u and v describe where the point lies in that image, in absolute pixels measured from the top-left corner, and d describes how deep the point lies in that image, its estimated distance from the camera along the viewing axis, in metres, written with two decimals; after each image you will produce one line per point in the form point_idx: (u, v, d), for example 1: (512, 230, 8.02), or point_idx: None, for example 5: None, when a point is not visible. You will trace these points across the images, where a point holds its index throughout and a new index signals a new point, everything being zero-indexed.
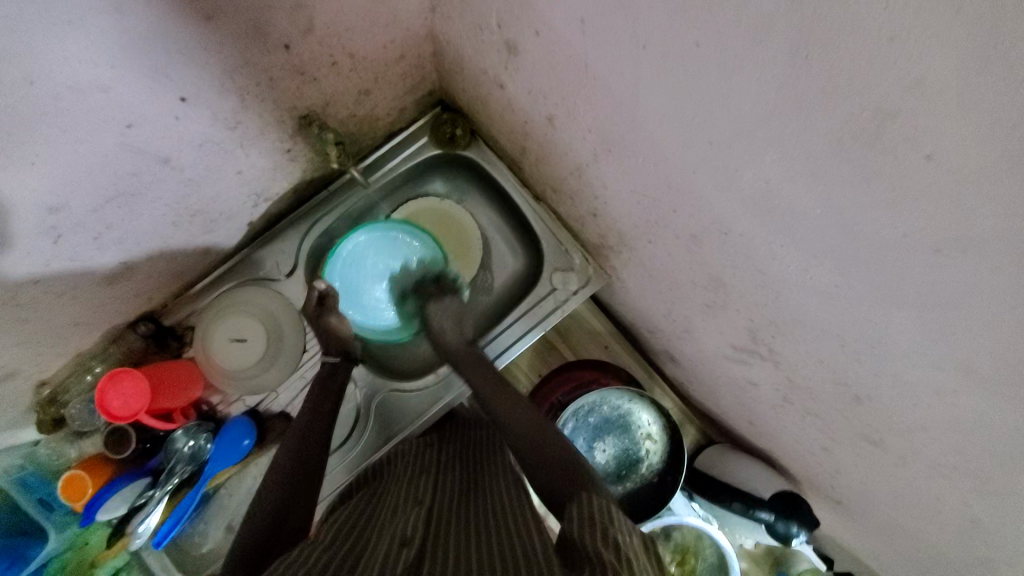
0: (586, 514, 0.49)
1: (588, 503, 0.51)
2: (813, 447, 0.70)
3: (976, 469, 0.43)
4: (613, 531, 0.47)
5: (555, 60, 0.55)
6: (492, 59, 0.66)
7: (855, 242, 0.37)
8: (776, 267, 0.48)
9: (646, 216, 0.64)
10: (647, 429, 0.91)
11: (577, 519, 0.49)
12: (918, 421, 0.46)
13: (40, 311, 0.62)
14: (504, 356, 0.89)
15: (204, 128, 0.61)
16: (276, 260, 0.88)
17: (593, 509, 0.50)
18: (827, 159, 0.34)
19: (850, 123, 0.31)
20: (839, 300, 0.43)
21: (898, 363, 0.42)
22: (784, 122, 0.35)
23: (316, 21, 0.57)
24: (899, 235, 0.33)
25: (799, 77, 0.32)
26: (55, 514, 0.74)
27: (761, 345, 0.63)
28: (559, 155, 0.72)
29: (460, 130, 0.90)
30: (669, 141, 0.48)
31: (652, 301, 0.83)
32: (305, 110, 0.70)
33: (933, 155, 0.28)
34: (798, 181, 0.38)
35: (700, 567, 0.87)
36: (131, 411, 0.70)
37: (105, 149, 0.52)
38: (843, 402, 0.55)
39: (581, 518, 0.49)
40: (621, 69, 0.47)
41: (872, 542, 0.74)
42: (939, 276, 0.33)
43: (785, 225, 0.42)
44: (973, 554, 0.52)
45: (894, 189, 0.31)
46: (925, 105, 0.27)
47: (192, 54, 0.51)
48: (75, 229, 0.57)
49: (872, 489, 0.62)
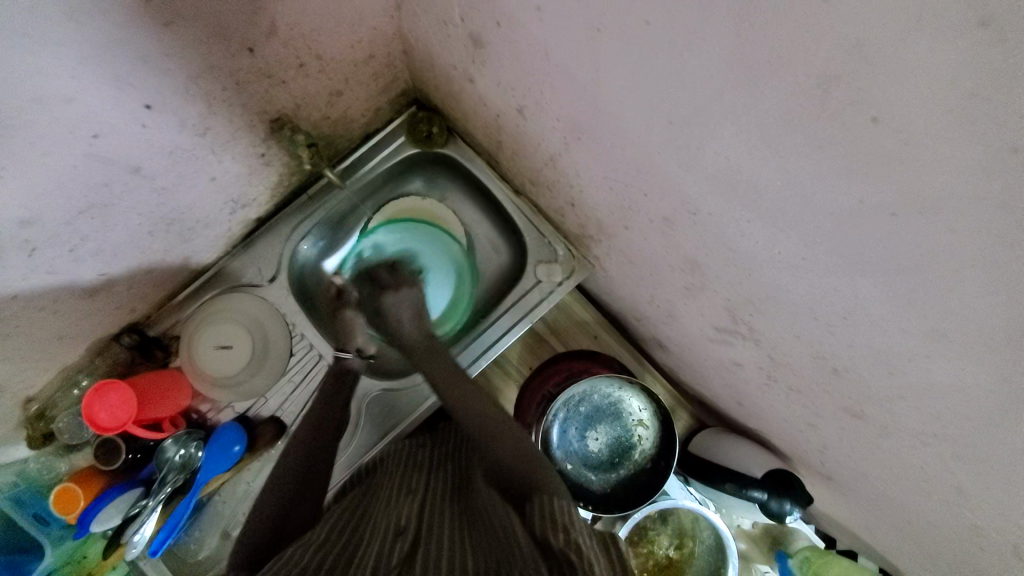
0: (546, 514, 0.47)
1: (546, 503, 0.49)
2: (800, 423, 0.70)
3: (952, 433, 0.44)
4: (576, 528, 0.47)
5: (518, 50, 0.55)
6: (459, 53, 0.66)
7: (815, 213, 0.37)
8: (745, 244, 0.48)
9: (620, 202, 0.64)
10: (638, 415, 0.91)
11: (536, 521, 0.46)
12: (893, 388, 0.46)
13: (22, 326, 0.62)
14: (493, 350, 0.89)
15: (173, 135, 0.61)
16: (258, 266, 0.89)
17: (552, 509, 0.47)
18: (781, 130, 0.34)
19: (797, 92, 0.31)
20: (807, 272, 0.43)
21: (869, 331, 0.43)
22: (737, 96, 0.35)
23: (278, 22, 0.57)
24: (854, 201, 0.34)
25: (745, 49, 0.32)
26: (52, 529, 0.75)
27: (740, 325, 0.63)
28: (533, 145, 0.72)
29: (436, 127, 0.90)
30: (633, 124, 0.48)
31: (636, 288, 0.83)
32: (277, 113, 0.70)
33: (879, 117, 0.28)
34: (756, 155, 0.38)
35: (698, 550, 0.88)
36: (118, 422, 0.70)
37: (74, 160, 0.52)
38: (823, 375, 0.55)
39: (541, 518, 0.46)
40: (580, 54, 0.47)
41: (864, 515, 0.74)
42: (895, 239, 0.33)
43: (749, 200, 0.43)
44: (956, 518, 0.52)
45: (846, 155, 0.32)
46: (864, 68, 0.27)
47: (154, 60, 0.51)
48: (49, 242, 0.57)
49: (860, 462, 0.63)
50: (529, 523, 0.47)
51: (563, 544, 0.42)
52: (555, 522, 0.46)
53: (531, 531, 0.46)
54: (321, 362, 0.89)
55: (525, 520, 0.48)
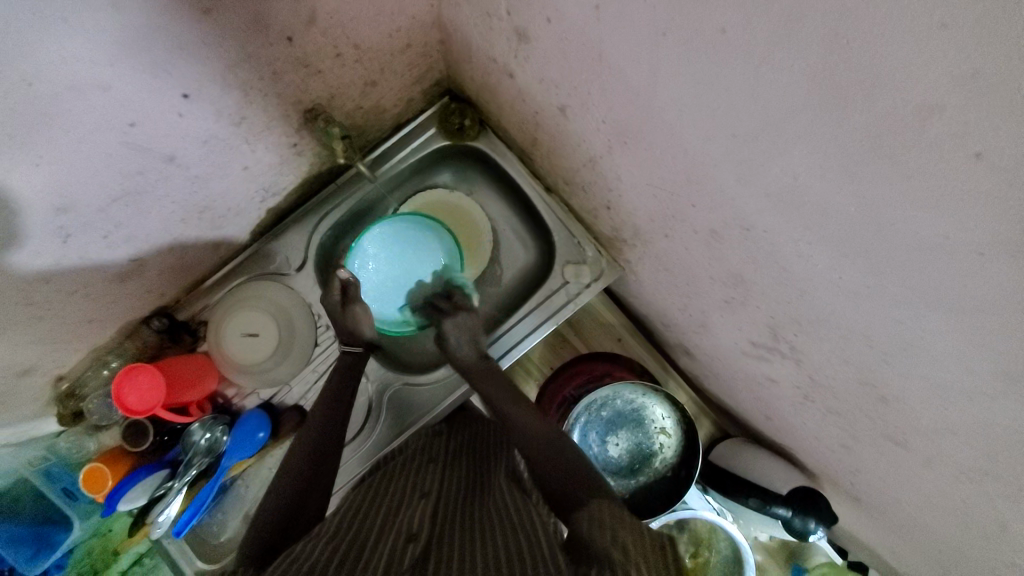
0: (595, 523, 0.49)
1: (594, 514, 0.51)
2: (833, 445, 0.68)
3: (1010, 478, 0.41)
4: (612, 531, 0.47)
5: (567, 47, 0.52)
6: (501, 46, 0.63)
7: (888, 243, 0.35)
8: (802, 265, 0.45)
9: (662, 209, 0.62)
10: (661, 423, 0.89)
11: (585, 527, 0.49)
12: (948, 424, 0.44)
13: (54, 309, 0.63)
14: (516, 350, 0.88)
15: (208, 124, 0.60)
16: (285, 254, 0.88)
17: (600, 519, 0.50)
18: (863, 154, 0.32)
19: (889, 117, 0.29)
20: (869, 300, 0.41)
21: (933, 367, 0.40)
22: (817, 114, 0.33)
23: (318, 10, 0.55)
24: (939, 236, 0.31)
25: (834, 66, 0.29)
26: (80, 503, 0.79)
27: (782, 343, 0.61)
28: (572, 145, 0.70)
29: (469, 120, 0.87)
30: (688, 133, 0.46)
31: (667, 295, 0.81)
32: (311, 103, 0.69)
33: (983, 153, 0.26)
34: (829, 177, 0.35)
35: (714, 560, 0.87)
36: (147, 405, 0.71)
37: (109, 148, 0.52)
38: (868, 403, 0.53)
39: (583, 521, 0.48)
40: (636, 57, 0.44)
41: (892, 541, 0.72)
42: (980, 280, 0.31)
43: (813, 222, 0.40)
44: (1000, 560, 0.50)
45: (933, 189, 0.29)
46: (975, 100, 0.25)
47: (192, 49, 0.49)
48: (84, 228, 0.57)
49: (896, 490, 0.60)
50: (573, 533, 0.49)
51: (603, 544, 0.45)
52: (602, 526, 0.48)
53: (573, 534, 0.49)
54: (344, 353, 0.89)
55: (569, 532, 0.50)
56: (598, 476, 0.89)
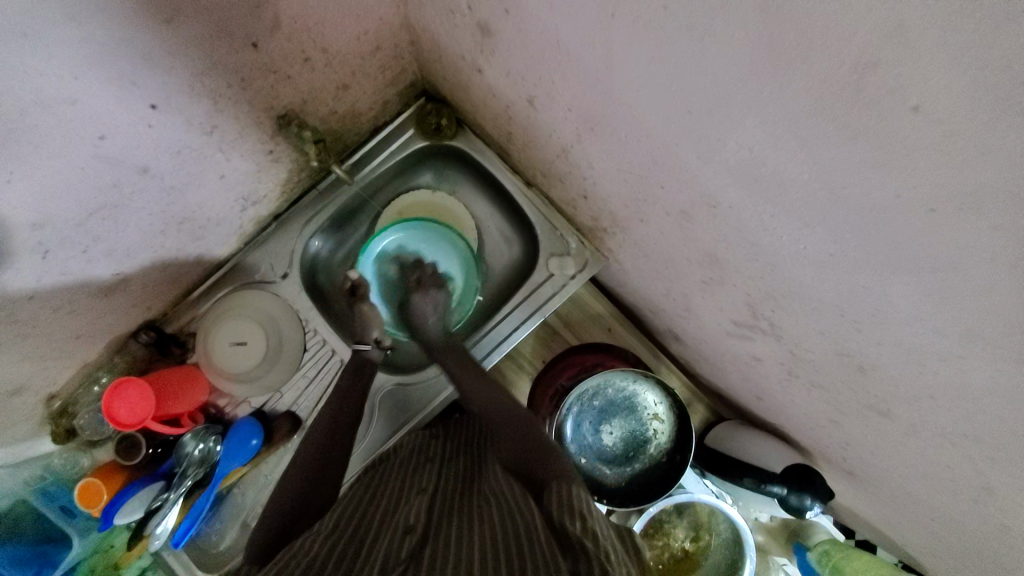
0: (562, 504, 0.49)
1: (564, 492, 0.51)
2: (822, 420, 0.68)
3: (987, 437, 0.42)
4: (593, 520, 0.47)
5: (528, 38, 0.53)
6: (467, 42, 0.64)
7: (844, 208, 0.35)
8: (769, 239, 0.46)
9: (634, 193, 0.62)
10: (653, 409, 0.90)
11: (552, 507, 0.49)
12: (923, 388, 0.44)
13: (40, 326, 0.63)
14: (506, 344, 0.88)
15: (181, 134, 0.60)
16: (271, 262, 0.89)
17: (569, 498, 0.50)
18: (808, 119, 0.32)
19: (828, 80, 0.29)
20: (835, 268, 0.41)
21: (901, 331, 0.40)
22: (763, 84, 0.33)
23: (281, 15, 0.56)
24: (888, 197, 0.32)
25: (773, 36, 0.30)
26: (78, 521, 0.79)
27: (761, 320, 0.61)
28: (544, 136, 0.70)
29: (445, 120, 0.88)
30: (648, 114, 0.46)
31: (650, 281, 0.82)
32: (283, 109, 0.70)
33: (919, 108, 0.26)
34: (782, 147, 0.36)
35: (715, 543, 0.87)
36: (137, 418, 0.71)
37: (82, 162, 0.52)
38: (847, 372, 0.53)
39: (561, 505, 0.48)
40: (593, 42, 0.44)
41: (887, 512, 0.72)
42: (934, 237, 0.31)
43: (773, 194, 0.41)
44: (989, 522, 0.50)
45: (877, 149, 0.30)
46: (906, 55, 0.25)
47: (156, 60, 0.50)
48: (62, 244, 0.58)
49: (884, 460, 0.61)
50: (546, 511, 0.49)
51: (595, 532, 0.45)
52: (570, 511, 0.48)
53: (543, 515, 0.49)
54: (334, 357, 0.90)
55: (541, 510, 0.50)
56: (593, 464, 0.90)
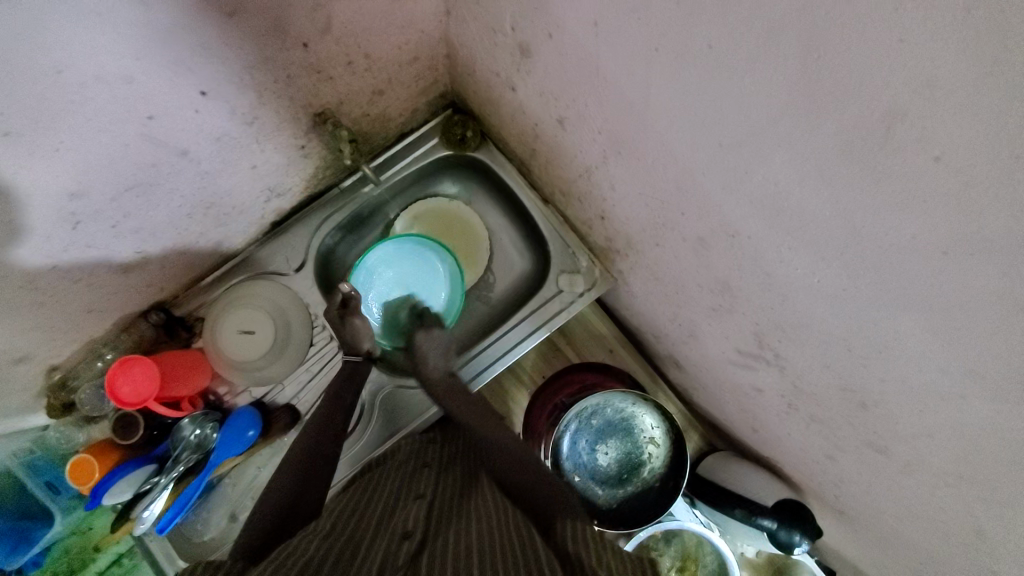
0: (578, 537, 0.51)
1: (578, 526, 0.53)
2: (817, 455, 0.69)
3: (980, 478, 0.43)
4: (594, 548, 0.48)
5: (567, 61, 0.56)
6: (505, 60, 0.67)
7: (861, 246, 0.37)
8: (783, 270, 0.48)
9: (653, 218, 0.65)
10: (650, 433, 0.90)
11: (568, 541, 0.50)
12: (922, 426, 0.45)
13: (56, 295, 0.64)
14: (510, 355, 0.90)
15: (222, 122, 0.62)
16: (286, 255, 0.90)
17: (584, 533, 0.52)
18: (834, 158, 0.35)
19: (858, 125, 0.32)
20: (845, 303, 0.43)
21: (905, 368, 0.42)
22: (794, 124, 0.36)
23: (334, 19, 0.58)
24: (905, 237, 0.34)
25: (808, 80, 0.33)
26: (62, 498, 0.79)
27: (767, 350, 0.63)
28: (569, 156, 0.73)
29: (470, 131, 0.91)
30: (678, 142, 0.49)
31: (658, 305, 0.83)
32: (321, 107, 0.72)
33: (940, 157, 0.29)
34: (807, 183, 0.38)
35: (700, 574, 0.88)
36: (138, 398, 0.71)
37: (127, 139, 0.54)
38: (848, 408, 0.55)
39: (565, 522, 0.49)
40: (632, 69, 0.47)
41: (875, 554, 0.73)
42: (943, 278, 0.33)
43: (792, 227, 0.43)
44: (976, 566, 0.51)
45: (902, 191, 0.32)
46: (931, 108, 0.28)
47: (213, 49, 0.52)
48: (93, 217, 0.59)
49: (877, 498, 0.62)
50: (560, 544, 0.51)
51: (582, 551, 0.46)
52: (586, 543, 0.50)
53: (559, 547, 0.50)
54: (339, 354, 0.90)
55: (556, 541, 0.52)
56: (586, 483, 0.90)
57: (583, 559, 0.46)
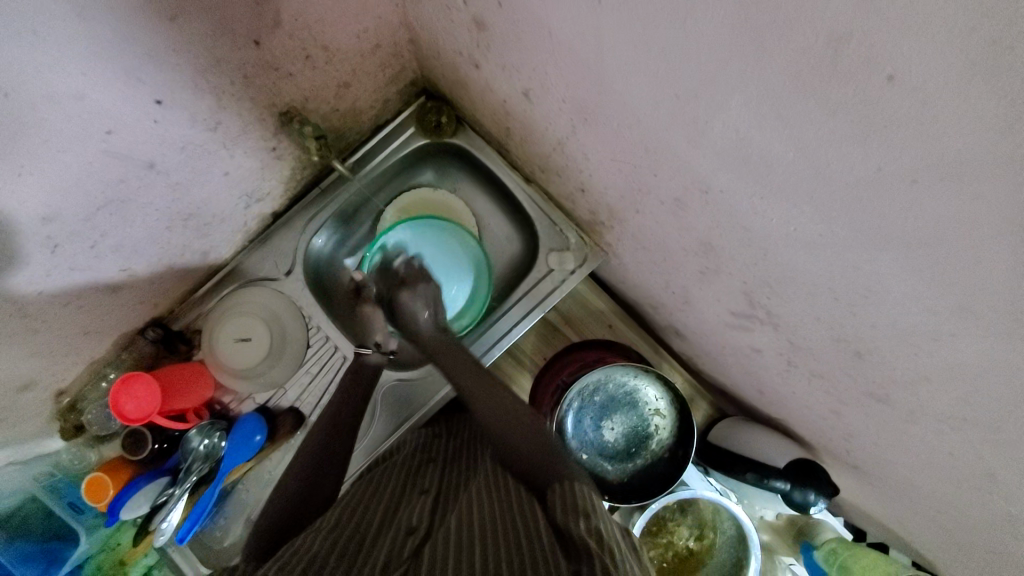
0: (568, 504, 0.49)
1: (569, 490, 0.51)
2: (823, 411, 0.68)
3: (984, 418, 0.41)
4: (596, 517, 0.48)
5: (520, 30, 0.54)
6: (464, 38, 0.66)
7: (831, 186, 0.36)
8: (759, 222, 0.46)
9: (630, 184, 0.63)
10: (655, 405, 0.90)
11: (558, 511, 0.48)
12: (919, 371, 0.44)
13: (48, 321, 0.65)
14: (506, 340, 0.89)
15: (186, 131, 0.62)
16: (274, 260, 0.90)
17: (574, 497, 0.50)
18: (789, 94, 0.33)
19: (806, 54, 0.30)
20: (824, 249, 0.42)
21: (893, 310, 0.40)
22: (743, 64, 0.34)
23: (282, 13, 0.57)
24: (872, 170, 0.32)
25: (750, 13, 0.31)
26: (87, 517, 0.80)
27: (758, 308, 0.61)
28: (541, 130, 0.71)
29: (445, 117, 0.90)
30: (639, 101, 0.47)
31: (650, 274, 0.82)
32: (285, 106, 0.71)
33: (894, 77, 0.27)
34: (767, 126, 0.36)
35: (720, 541, 0.86)
36: (143, 413, 0.73)
37: (90, 157, 0.54)
38: (845, 358, 0.53)
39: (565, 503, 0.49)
40: (581, 30, 0.46)
41: (892, 505, 0.71)
42: (919, 209, 0.31)
43: (761, 175, 0.41)
44: (993, 509, 0.49)
45: (861, 120, 0.30)
46: (877, 24, 0.26)
47: (161, 55, 0.52)
48: (71, 238, 0.59)
49: (886, 449, 0.60)
50: (552, 514, 0.49)
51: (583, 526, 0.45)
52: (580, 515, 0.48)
53: (554, 518, 0.48)
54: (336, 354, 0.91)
55: (548, 511, 0.50)
56: (595, 460, 0.89)
57: (574, 532, 0.45)
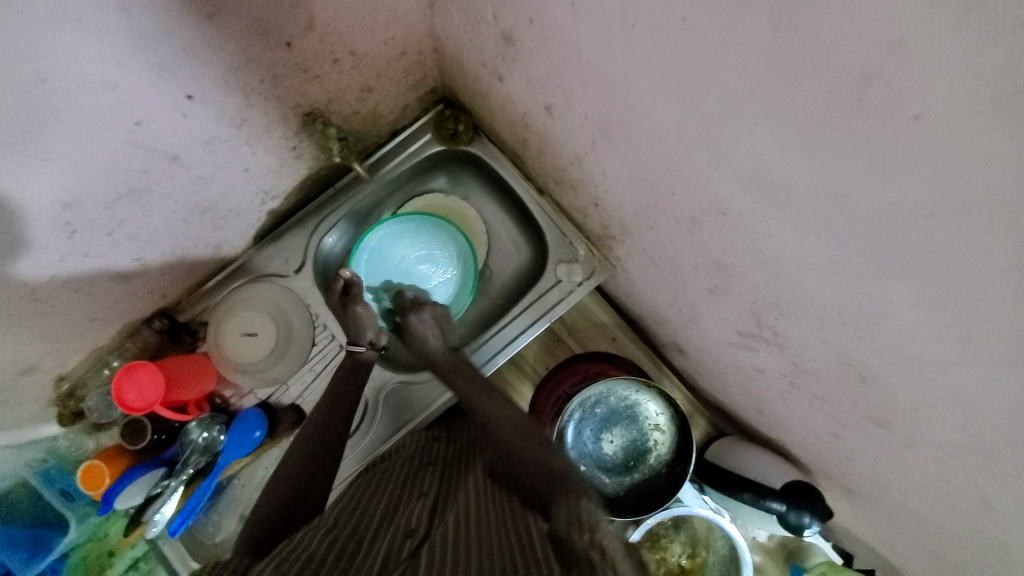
0: (571, 516, 0.50)
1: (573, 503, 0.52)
2: (822, 434, 0.69)
3: (983, 448, 0.42)
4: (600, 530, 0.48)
5: (549, 47, 0.56)
6: (490, 51, 0.67)
7: (848, 216, 0.37)
8: (774, 245, 0.48)
9: (645, 201, 0.64)
10: (655, 420, 0.90)
11: (560, 523, 0.49)
12: (922, 398, 0.45)
13: (58, 306, 0.65)
14: (512, 347, 0.90)
15: (211, 126, 0.63)
16: (285, 256, 0.91)
17: (579, 510, 0.50)
18: (814, 125, 0.34)
19: (834, 89, 0.31)
20: (837, 276, 0.43)
21: (899, 338, 0.42)
22: (772, 95, 0.35)
23: (316, 17, 0.58)
24: (889, 202, 0.33)
25: (782, 46, 0.32)
26: (77, 504, 0.78)
27: (765, 329, 0.62)
28: (559, 144, 0.73)
29: (462, 125, 0.91)
30: (663, 123, 0.49)
31: (657, 290, 0.83)
32: (309, 106, 0.72)
33: (919, 116, 0.28)
34: (790, 154, 0.38)
35: (712, 560, 0.86)
36: (144, 403, 0.72)
37: (116, 146, 0.55)
38: (849, 383, 0.54)
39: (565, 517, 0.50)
40: (611, 51, 0.47)
41: (885, 532, 0.72)
42: (933, 242, 0.33)
43: (780, 200, 0.42)
44: (986, 539, 0.50)
45: (883, 155, 0.31)
46: (905, 66, 0.27)
47: (196, 51, 0.53)
48: (89, 225, 0.60)
49: (883, 474, 0.61)
50: (553, 528, 0.50)
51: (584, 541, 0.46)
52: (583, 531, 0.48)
53: (554, 530, 0.49)
54: (339, 352, 0.91)
55: (548, 526, 0.51)
56: (593, 472, 0.89)
57: (576, 546, 0.46)
